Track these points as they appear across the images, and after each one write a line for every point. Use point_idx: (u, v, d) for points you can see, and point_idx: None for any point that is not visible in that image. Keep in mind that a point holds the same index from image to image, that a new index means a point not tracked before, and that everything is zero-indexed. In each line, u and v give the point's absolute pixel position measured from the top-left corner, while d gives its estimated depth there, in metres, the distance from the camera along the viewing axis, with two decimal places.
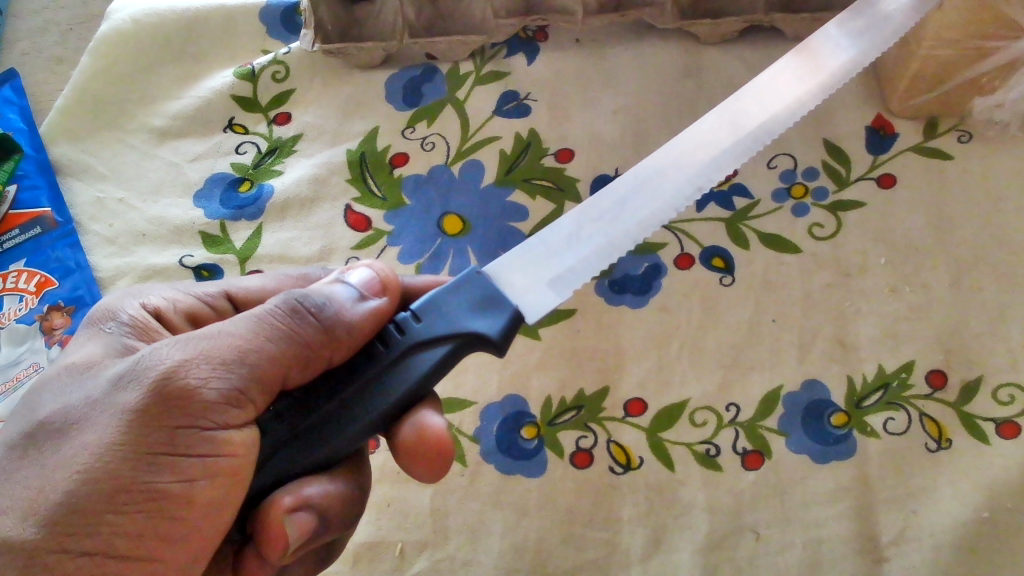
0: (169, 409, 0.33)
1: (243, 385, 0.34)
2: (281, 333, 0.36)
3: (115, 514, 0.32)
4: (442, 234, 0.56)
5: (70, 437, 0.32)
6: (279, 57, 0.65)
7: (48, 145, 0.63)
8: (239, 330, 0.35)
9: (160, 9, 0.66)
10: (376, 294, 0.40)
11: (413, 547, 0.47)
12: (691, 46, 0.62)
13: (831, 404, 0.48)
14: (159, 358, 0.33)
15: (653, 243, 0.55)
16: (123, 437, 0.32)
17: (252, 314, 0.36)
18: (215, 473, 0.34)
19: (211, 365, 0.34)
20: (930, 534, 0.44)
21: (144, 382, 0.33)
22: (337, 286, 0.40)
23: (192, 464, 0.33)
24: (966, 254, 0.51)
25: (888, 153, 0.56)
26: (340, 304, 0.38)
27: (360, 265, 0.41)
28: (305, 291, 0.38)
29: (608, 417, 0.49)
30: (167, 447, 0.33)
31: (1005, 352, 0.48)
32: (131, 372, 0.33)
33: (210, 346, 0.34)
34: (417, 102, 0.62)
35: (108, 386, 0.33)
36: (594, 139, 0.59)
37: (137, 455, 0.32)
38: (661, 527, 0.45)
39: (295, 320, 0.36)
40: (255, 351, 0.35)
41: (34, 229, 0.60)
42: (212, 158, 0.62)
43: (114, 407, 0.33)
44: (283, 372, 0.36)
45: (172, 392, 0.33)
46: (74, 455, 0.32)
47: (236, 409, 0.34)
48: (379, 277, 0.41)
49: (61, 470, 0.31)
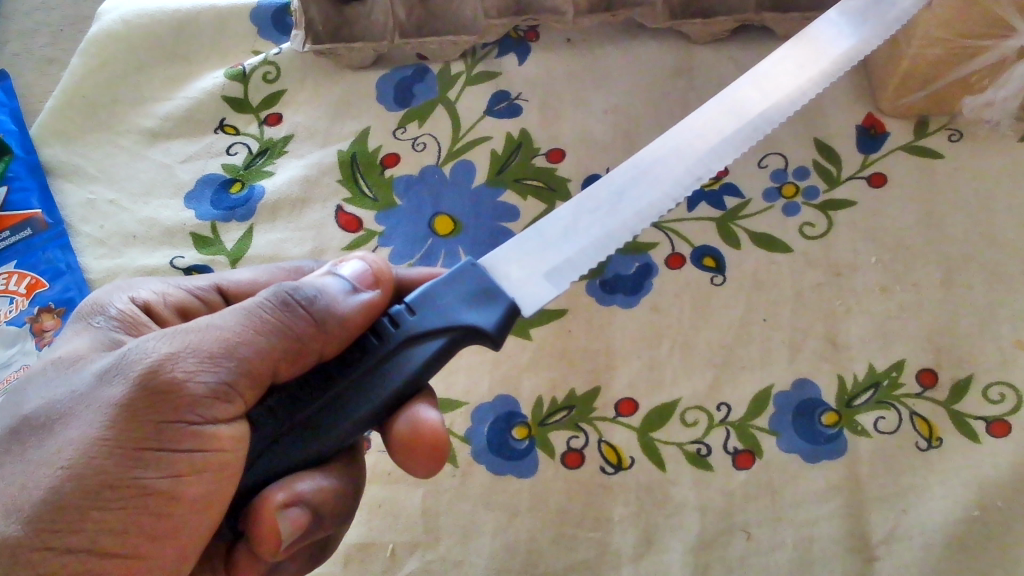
0: (157, 404, 0.32)
1: (232, 380, 0.34)
2: (271, 327, 0.36)
3: (102, 510, 0.31)
4: (434, 234, 0.56)
5: (57, 433, 0.32)
6: (270, 57, 0.64)
7: (39, 147, 0.63)
8: (228, 324, 0.35)
9: (150, 10, 0.66)
10: (369, 287, 0.40)
11: (404, 549, 0.46)
12: (682, 46, 0.62)
13: (821, 403, 0.48)
14: (146, 352, 0.33)
15: (644, 243, 0.55)
16: (109, 432, 0.32)
17: (242, 307, 0.36)
18: (204, 469, 0.34)
19: (199, 359, 0.33)
20: (920, 533, 0.44)
21: (130, 376, 0.32)
22: (327, 278, 0.39)
23: (180, 460, 0.33)
24: (956, 252, 0.51)
25: (878, 152, 0.56)
26: (332, 296, 0.38)
27: (353, 257, 0.41)
28: (296, 284, 0.38)
29: (598, 418, 0.49)
30: (155, 442, 0.32)
31: (995, 350, 0.48)
32: (118, 366, 0.33)
33: (198, 340, 0.34)
34: (408, 102, 0.62)
35: (94, 380, 0.33)
36: (586, 139, 0.59)
37: (124, 452, 0.32)
38: (652, 527, 0.45)
39: (286, 313, 0.36)
40: (244, 345, 0.35)
41: (24, 230, 0.59)
42: (203, 159, 0.61)
43: (99, 403, 0.32)
44: (273, 366, 0.36)
45: (160, 387, 0.32)
46: (60, 451, 0.32)
47: (226, 403, 0.34)
48: (372, 269, 0.41)
49: (46, 466, 0.31)
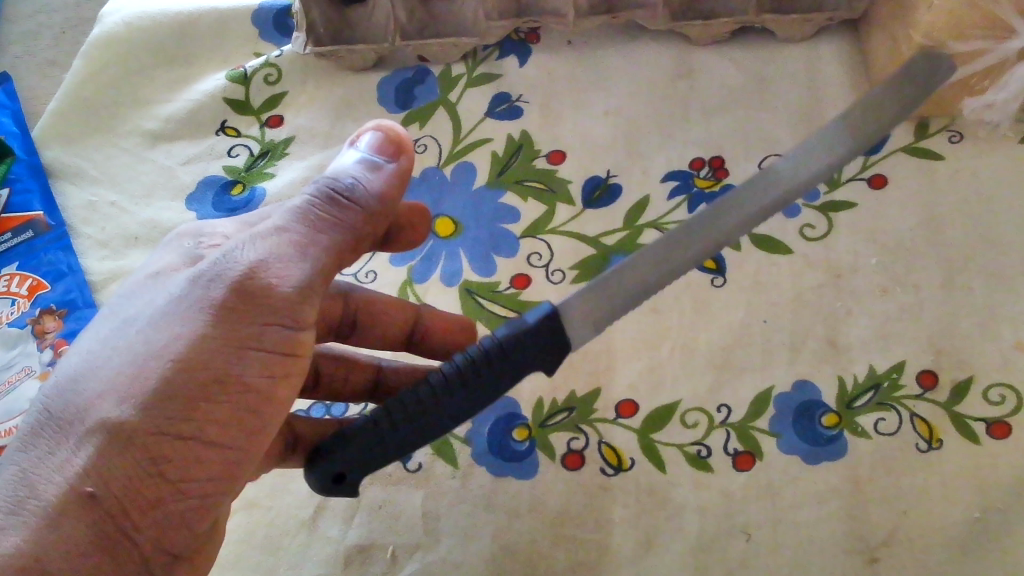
0: (248, 303, 0.34)
1: (314, 280, 0.36)
2: (332, 222, 0.36)
3: (213, 408, 0.33)
4: (434, 236, 0.56)
5: (157, 331, 0.34)
6: (271, 59, 0.64)
7: (41, 149, 0.63)
8: (294, 225, 0.36)
9: (152, 12, 0.66)
10: (388, 158, 0.38)
11: (404, 549, 0.46)
12: (683, 47, 0.62)
13: (821, 405, 0.48)
14: (238, 258, 0.34)
15: (644, 245, 0.55)
16: (213, 332, 0.33)
17: (300, 205, 0.36)
18: (292, 370, 0.36)
19: (284, 261, 0.35)
20: (920, 534, 0.44)
21: (227, 279, 0.34)
22: (349, 159, 0.38)
23: (274, 360, 0.35)
24: (957, 254, 0.51)
25: (879, 154, 0.55)
26: (367, 180, 0.37)
27: (366, 128, 0.39)
28: (337, 171, 0.38)
29: (599, 419, 0.49)
30: (253, 342, 0.34)
31: (995, 352, 0.48)
32: (212, 270, 0.34)
33: (277, 244, 0.35)
34: (409, 104, 0.62)
35: (189, 283, 0.34)
36: (586, 140, 0.59)
37: (229, 351, 0.34)
38: (653, 528, 0.46)
39: (337, 208, 0.37)
40: (318, 243, 0.36)
41: (26, 232, 0.60)
42: (205, 161, 0.62)
43: (207, 301, 0.34)
44: (342, 261, 0.37)
45: (250, 289, 0.34)
46: (169, 348, 0.33)
47: (304, 305, 0.35)
48: (390, 138, 0.38)
49: (156, 362, 0.33)
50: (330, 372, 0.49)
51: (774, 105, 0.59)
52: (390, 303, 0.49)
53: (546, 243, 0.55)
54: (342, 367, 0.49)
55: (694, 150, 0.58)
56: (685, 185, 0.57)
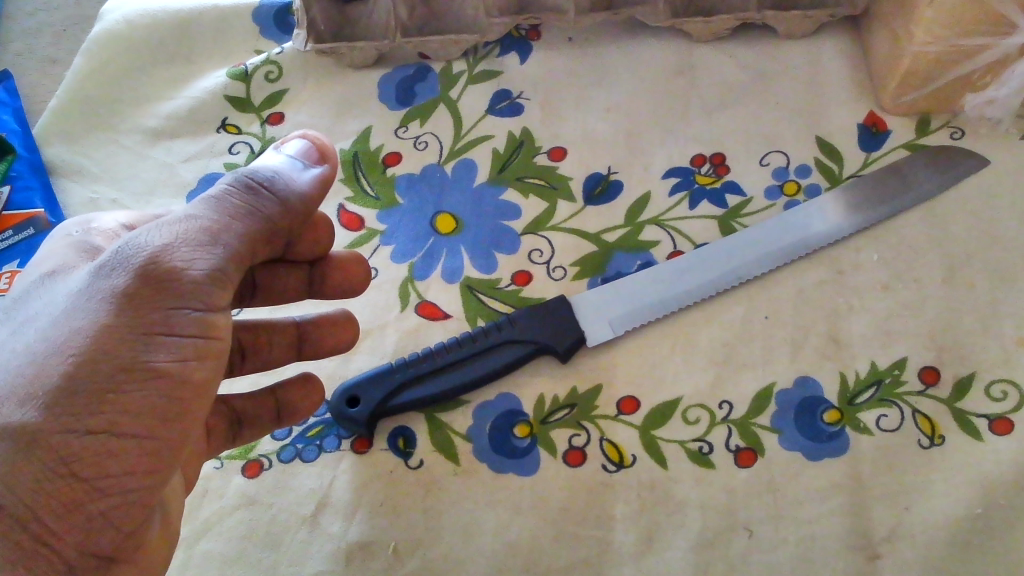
0: (156, 289, 0.33)
1: (225, 265, 0.35)
2: (243, 210, 0.36)
3: (122, 394, 0.33)
4: (436, 233, 0.56)
5: (58, 326, 0.33)
6: (272, 57, 0.65)
7: (42, 146, 0.63)
8: (206, 213, 0.35)
9: (153, 10, 0.66)
10: (314, 163, 0.40)
11: (406, 547, 0.46)
12: (683, 44, 0.62)
13: (823, 401, 0.48)
14: (141, 245, 0.34)
15: (644, 241, 0.54)
16: (117, 320, 0.32)
17: (210, 196, 0.36)
18: (206, 355, 0.35)
19: (191, 247, 0.34)
20: (922, 531, 0.44)
21: (130, 267, 0.33)
22: (274, 160, 0.39)
23: (186, 344, 0.34)
24: (958, 250, 0.51)
25: (880, 151, 0.56)
26: (288, 176, 0.38)
27: (294, 136, 0.41)
28: (251, 168, 0.38)
29: (600, 416, 0.49)
30: (162, 328, 0.33)
31: (997, 348, 0.48)
32: (115, 259, 0.34)
33: (184, 229, 0.35)
34: (410, 101, 0.62)
35: (92, 277, 0.34)
36: (587, 137, 0.59)
37: (133, 338, 0.33)
38: (654, 526, 0.45)
39: (253, 197, 0.37)
40: (228, 230, 0.35)
41: (28, 230, 0.59)
42: (205, 159, 0.62)
43: (108, 290, 0.33)
44: (253, 247, 0.37)
45: (157, 274, 0.33)
46: (70, 339, 0.32)
47: (220, 289, 0.35)
48: (316, 146, 0.41)
49: (57, 355, 0.32)
50: (287, 399, 0.48)
51: (775, 101, 0.59)
52: (351, 260, 0.51)
53: (548, 240, 0.55)
54: (303, 388, 0.48)
55: (695, 147, 0.58)
56: (685, 181, 0.57)
